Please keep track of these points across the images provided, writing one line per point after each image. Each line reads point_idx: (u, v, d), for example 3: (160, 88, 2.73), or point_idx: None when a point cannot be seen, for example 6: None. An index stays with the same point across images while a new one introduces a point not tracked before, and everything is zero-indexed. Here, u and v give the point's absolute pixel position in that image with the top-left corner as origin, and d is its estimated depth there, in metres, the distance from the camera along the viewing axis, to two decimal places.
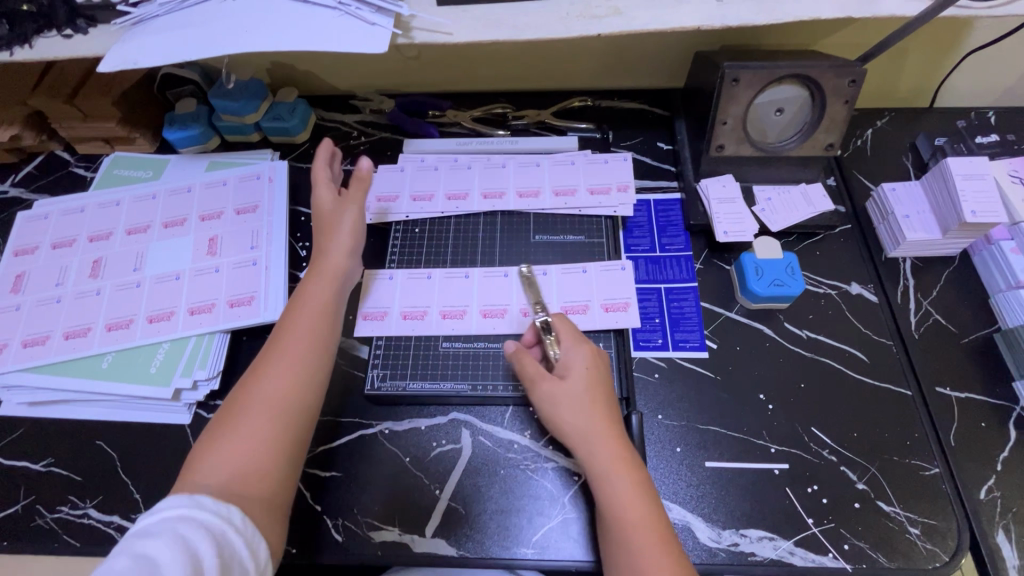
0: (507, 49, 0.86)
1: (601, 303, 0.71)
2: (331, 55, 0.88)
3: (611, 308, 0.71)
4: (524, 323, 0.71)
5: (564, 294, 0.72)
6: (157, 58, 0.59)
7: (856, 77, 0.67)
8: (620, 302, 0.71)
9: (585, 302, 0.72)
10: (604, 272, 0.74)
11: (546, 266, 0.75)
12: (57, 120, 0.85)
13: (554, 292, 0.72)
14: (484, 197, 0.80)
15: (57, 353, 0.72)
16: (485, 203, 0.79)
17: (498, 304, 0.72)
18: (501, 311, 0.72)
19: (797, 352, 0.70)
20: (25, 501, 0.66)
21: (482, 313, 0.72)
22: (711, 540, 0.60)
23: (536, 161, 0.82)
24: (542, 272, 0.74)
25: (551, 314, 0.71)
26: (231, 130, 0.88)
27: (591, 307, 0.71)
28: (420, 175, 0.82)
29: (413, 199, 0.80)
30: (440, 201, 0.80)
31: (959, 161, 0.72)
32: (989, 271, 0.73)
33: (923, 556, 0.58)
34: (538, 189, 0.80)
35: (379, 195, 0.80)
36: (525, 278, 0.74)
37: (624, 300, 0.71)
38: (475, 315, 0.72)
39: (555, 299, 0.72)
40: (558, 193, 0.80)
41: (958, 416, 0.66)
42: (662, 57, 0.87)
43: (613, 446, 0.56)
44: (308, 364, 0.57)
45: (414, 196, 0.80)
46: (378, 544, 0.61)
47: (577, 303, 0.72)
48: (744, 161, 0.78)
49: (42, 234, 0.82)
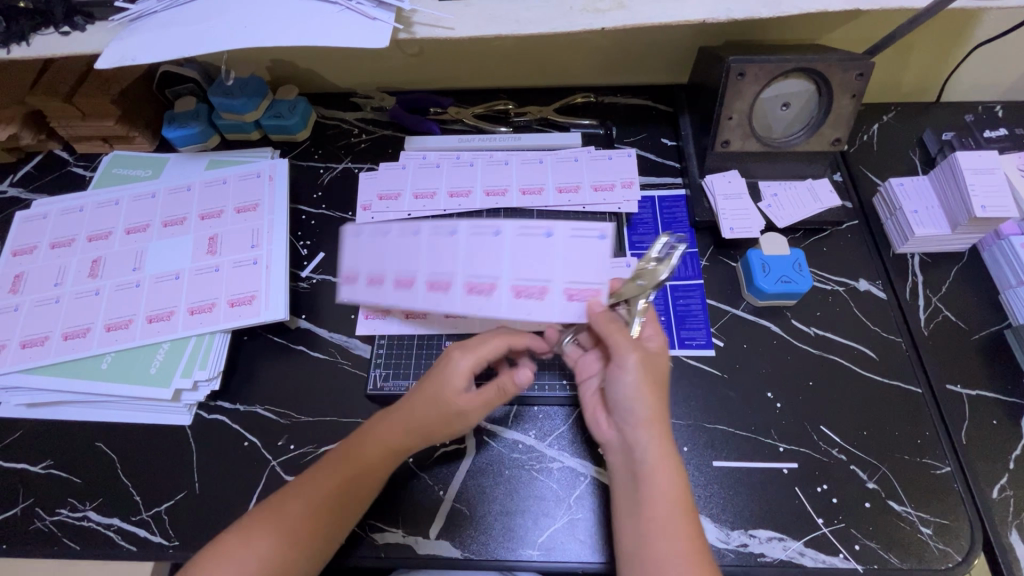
0: (509, 45, 0.85)
1: (564, 288, 0.56)
2: (331, 52, 0.88)
3: (576, 296, 0.56)
4: (465, 302, 0.57)
5: (471, 268, 0.58)
6: (155, 54, 0.58)
7: (864, 71, 0.66)
8: (590, 292, 0.56)
9: (544, 284, 0.56)
10: (574, 235, 0.56)
11: (455, 220, 0.59)
12: (56, 119, 0.84)
13: (506, 264, 0.57)
14: (515, 294, 0.56)
15: (56, 354, 0.71)
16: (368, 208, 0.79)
17: (442, 274, 0.58)
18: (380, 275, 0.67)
19: (805, 349, 0.69)
20: (24, 503, 0.65)
21: (372, 279, 0.59)
22: (719, 541, 0.59)
23: (546, 229, 0.57)
24: (494, 230, 0.58)
25: (456, 289, 0.57)
26: (231, 128, 0.87)
27: (550, 291, 0.56)
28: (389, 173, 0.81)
29: (380, 198, 0.80)
30: (374, 204, 0.79)
31: (968, 155, 0.71)
32: (999, 267, 0.72)
33: (935, 556, 0.57)
34: (546, 287, 0.56)
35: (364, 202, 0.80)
36: (433, 235, 0.59)
37: (594, 288, 0.56)
38: (388, 285, 0.58)
39: (507, 273, 0.57)
40: (520, 292, 0.56)
41: (969, 413, 0.65)
42: (666, 52, 0.86)
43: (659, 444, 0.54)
44: (367, 479, 0.57)
45: (381, 196, 0.80)
46: (381, 546, 0.60)
47: (481, 281, 0.57)
48: (749, 156, 0.77)
49: (41, 234, 0.81)
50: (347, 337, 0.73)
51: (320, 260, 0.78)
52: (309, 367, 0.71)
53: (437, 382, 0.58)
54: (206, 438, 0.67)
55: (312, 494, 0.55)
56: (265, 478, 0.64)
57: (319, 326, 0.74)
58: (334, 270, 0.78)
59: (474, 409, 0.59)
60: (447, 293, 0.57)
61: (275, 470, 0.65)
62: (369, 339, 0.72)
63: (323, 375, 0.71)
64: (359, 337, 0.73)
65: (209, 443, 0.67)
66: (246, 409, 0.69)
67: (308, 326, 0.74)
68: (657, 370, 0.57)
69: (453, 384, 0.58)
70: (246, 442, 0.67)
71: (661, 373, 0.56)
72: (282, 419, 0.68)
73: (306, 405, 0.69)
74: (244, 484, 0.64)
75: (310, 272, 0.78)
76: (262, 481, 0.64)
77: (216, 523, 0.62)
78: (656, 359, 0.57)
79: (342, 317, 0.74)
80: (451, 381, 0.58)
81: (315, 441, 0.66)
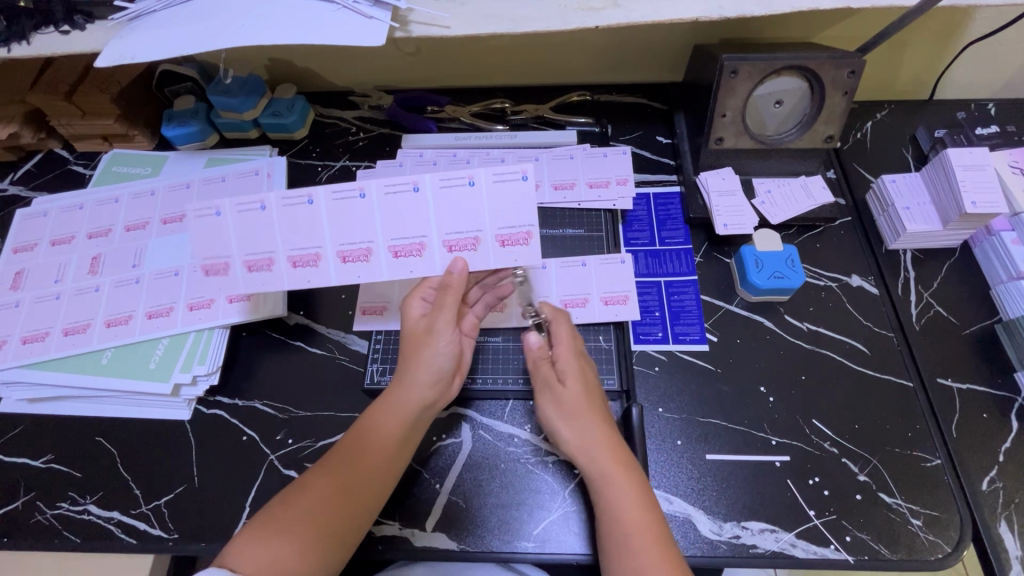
0: (505, 44, 0.86)
1: (496, 236, 0.63)
2: (329, 50, 0.88)
3: (509, 241, 0.63)
4: (395, 266, 0.65)
5: (392, 230, 0.64)
6: (154, 53, 0.59)
7: (855, 68, 0.67)
8: (520, 235, 0.63)
9: (475, 236, 0.63)
10: (498, 180, 0.62)
11: (362, 185, 0.63)
12: (56, 118, 0.84)
13: (432, 224, 0.63)
14: (448, 248, 0.64)
15: (56, 350, 0.72)
16: (251, 276, 0.67)
17: (412, 240, 0.64)
18: (267, 262, 0.67)
19: (798, 344, 0.70)
20: (25, 497, 0.66)
21: (291, 261, 0.66)
22: (712, 533, 0.59)
23: (468, 180, 0.62)
24: (413, 187, 0.63)
25: (377, 257, 0.65)
26: (229, 126, 0.88)
27: (483, 240, 0.63)
28: (244, 221, 0.66)
29: (249, 267, 0.67)
30: (239, 270, 0.67)
31: (960, 152, 0.72)
32: (990, 263, 0.73)
33: (925, 547, 0.58)
34: (477, 238, 0.63)
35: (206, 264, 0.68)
36: (337, 205, 0.64)
37: (525, 230, 0.63)
38: (385, 254, 0.65)
39: (434, 232, 0.64)
40: (454, 247, 0.64)
41: (960, 406, 0.65)
42: (661, 50, 0.87)
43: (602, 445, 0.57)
44: (381, 457, 0.58)
45: (247, 262, 0.67)
46: (379, 538, 0.61)
47: (408, 244, 0.64)
48: (743, 154, 0.77)
49: (41, 231, 0.82)
50: (345, 333, 0.74)
51: None
52: (308, 362, 0.72)
53: (416, 342, 0.63)
54: (206, 432, 0.68)
55: (329, 482, 0.56)
56: (263, 472, 0.65)
57: (317, 322, 0.75)
58: None
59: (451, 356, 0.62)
60: (369, 260, 0.65)
61: (273, 464, 0.65)
62: (366, 335, 0.73)
63: (321, 370, 0.71)
64: (357, 333, 0.73)
65: (208, 437, 0.68)
66: (245, 404, 0.70)
67: (307, 322, 0.75)
68: (577, 399, 0.59)
69: (427, 344, 0.62)
70: (245, 436, 0.68)
71: (570, 405, 0.59)
72: (281, 413, 0.69)
73: (304, 400, 0.69)
74: (243, 477, 0.65)
75: None
76: (260, 474, 0.65)
77: (215, 516, 0.63)
78: (564, 391, 0.60)
79: (340, 313, 0.75)
80: (427, 343, 0.62)
81: (313, 435, 0.67)
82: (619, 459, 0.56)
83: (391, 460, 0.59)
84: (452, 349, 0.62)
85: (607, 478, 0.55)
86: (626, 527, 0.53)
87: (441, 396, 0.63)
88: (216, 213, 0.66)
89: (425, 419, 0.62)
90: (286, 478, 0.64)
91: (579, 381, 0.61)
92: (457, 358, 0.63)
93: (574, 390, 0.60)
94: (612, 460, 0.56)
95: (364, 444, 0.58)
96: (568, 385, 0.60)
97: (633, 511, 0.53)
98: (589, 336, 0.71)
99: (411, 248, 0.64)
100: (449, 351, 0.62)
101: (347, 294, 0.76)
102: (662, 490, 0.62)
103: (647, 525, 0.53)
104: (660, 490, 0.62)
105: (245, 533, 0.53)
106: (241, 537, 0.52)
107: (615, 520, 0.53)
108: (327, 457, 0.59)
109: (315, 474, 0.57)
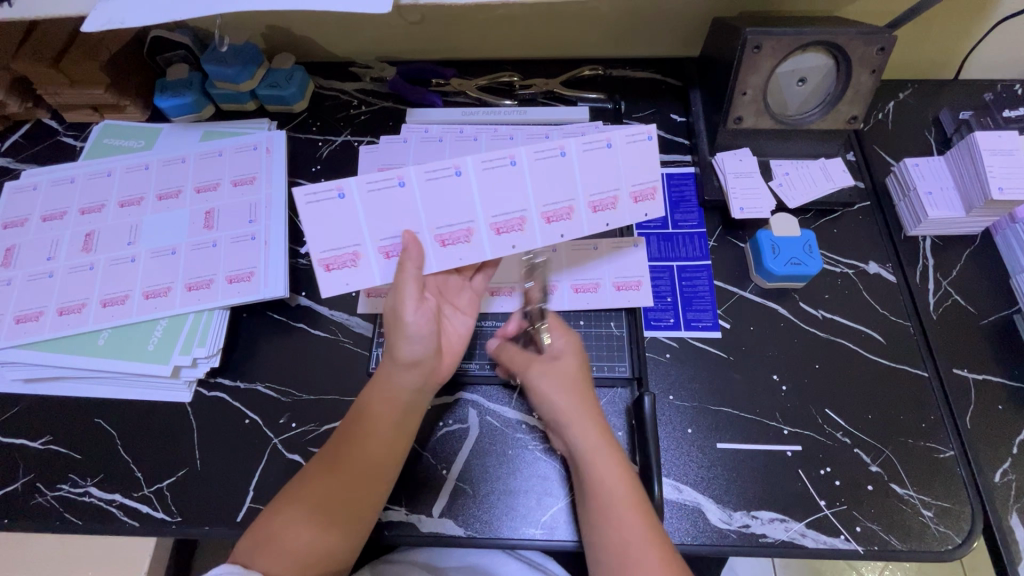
0: (514, 13, 0.82)
1: (629, 192, 0.63)
2: (330, 20, 0.84)
3: (640, 197, 0.63)
4: (548, 233, 0.62)
5: (544, 196, 0.61)
6: (147, 17, 0.55)
7: (885, 45, 0.64)
8: (649, 189, 0.63)
9: (614, 194, 0.62)
10: (630, 142, 0.61)
11: (562, 142, 0.60)
12: (43, 86, 0.80)
13: (580, 184, 0.61)
14: (593, 209, 0.62)
15: (51, 330, 0.69)
16: (388, 262, 0.60)
17: (560, 203, 0.61)
18: (464, 234, 0.61)
19: (813, 332, 0.69)
20: (25, 479, 0.65)
21: (381, 253, 0.60)
22: (722, 522, 0.59)
23: (606, 141, 0.60)
24: (560, 151, 0.60)
25: (531, 224, 0.61)
26: (225, 97, 0.84)
27: (620, 198, 0.62)
28: (378, 200, 0.58)
29: (441, 242, 0.60)
30: (372, 259, 0.59)
31: (988, 136, 0.69)
32: (1012, 251, 0.71)
33: (935, 538, 0.58)
34: (616, 195, 0.62)
35: (326, 259, 0.59)
36: (432, 186, 0.59)
37: (651, 185, 0.63)
38: (537, 221, 0.61)
39: (580, 194, 0.61)
40: (597, 207, 0.62)
41: (975, 398, 0.64)
42: (678, 23, 0.83)
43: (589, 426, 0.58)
44: (382, 447, 0.56)
45: (382, 249, 0.59)
46: (385, 524, 0.60)
47: (560, 208, 0.61)
48: (763, 134, 0.75)
49: (31, 206, 0.79)
50: (349, 315, 0.72)
51: None
52: (310, 345, 0.70)
53: (390, 329, 0.58)
54: (206, 415, 0.67)
55: (327, 473, 0.55)
56: (266, 456, 0.64)
57: (319, 303, 0.73)
58: None
59: (425, 334, 0.57)
60: (524, 229, 0.62)
61: (277, 448, 0.64)
62: (370, 318, 0.71)
63: (322, 353, 0.70)
64: (360, 315, 0.71)
65: (209, 419, 0.66)
66: (246, 386, 0.68)
67: (308, 303, 0.73)
68: (565, 375, 0.61)
69: (398, 331, 0.57)
70: (246, 420, 0.66)
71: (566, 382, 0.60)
72: (282, 397, 0.67)
73: (305, 384, 0.68)
74: (245, 461, 0.64)
75: None
76: (263, 458, 0.64)
77: (218, 500, 0.62)
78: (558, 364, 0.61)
79: (343, 295, 0.73)
80: (398, 328, 0.57)
81: (317, 419, 0.66)
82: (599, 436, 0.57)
83: (389, 445, 0.57)
84: (428, 327, 0.58)
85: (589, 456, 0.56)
86: (604, 505, 0.54)
87: (433, 375, 0.59)
88: (338, 194, 0.57)
89: (420, 403, 0.59)
90: (288, 462, 0.63)
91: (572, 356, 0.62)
92: (433, 334, 0.58)
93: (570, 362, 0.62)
94: (592, 437, 0.57)
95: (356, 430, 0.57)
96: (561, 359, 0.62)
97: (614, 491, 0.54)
98: (600, 323, 0.69)
99: (559, 213, 0.61)
100: (421, 331, 0.57)
101: None
102: (672, 479, 0.61)
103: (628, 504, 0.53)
104: (670, 479, 0.61)
105: (257, 521, 0.54)
106: (249, 533, 0.52)
107: (592, 497, 0.55)
108: (326, 445, 0.58)
109: (312, 463, 0.56)
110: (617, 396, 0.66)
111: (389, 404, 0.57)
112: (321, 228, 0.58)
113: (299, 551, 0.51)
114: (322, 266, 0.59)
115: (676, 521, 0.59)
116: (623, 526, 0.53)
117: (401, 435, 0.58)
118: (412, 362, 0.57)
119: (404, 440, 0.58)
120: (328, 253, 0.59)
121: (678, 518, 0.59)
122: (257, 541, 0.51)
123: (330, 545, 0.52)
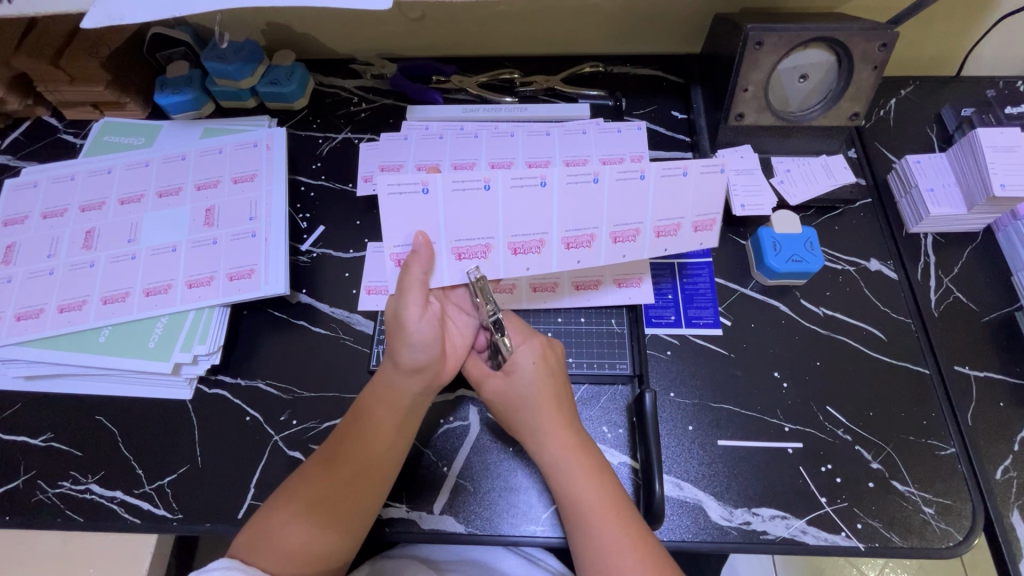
0: (514, 10, 0.82)
1: (691, 221, 0.62)
2: (329, 17, 0.84)
3: (699, 227, 0.62)
4: (613, 252, 0.62)
5: (616, 216, 0.61)
6: (146, 13, 0.55)
7: (887, 41, 0.64)
8: (710, 220, 0.62)
9: (677, 222, 0.62)
10: (705, 172, 0.61)
11: (644, 165, 0.60)
12: (44, 84, 0.80)
13: (650, 207, 0.61)
14: (657, 234, 0.62)
15: (52, 327, 0.69)
16: (458, 264, 0.60)
17: (630, 224, 0.62)
18: (537, 244, 0.61)
19: (813, 328, 0.68)
20: (25, 476, 0.65)
21: (454, 253, 0.60)
22: (723, 519, 0.59)
23: (683, 170, 0.60)
24: (640, 175, 0.60)
25: (599, 242, 0.62)
26: (226, 94, 0.84)
27: (682, 226, 0.62)
28: (460, 200, 0.58)
29: (514, 250, 0.61)
30: (444, 261, 0.60)
31: (990, 132, 0.69)
32: (1013, 248, 0.71)
33: (936, 534, 0.58)
34: (679, 223, 0.62)
35: (398, 254, 0.59)
36: (516, 194, 0.59)
37: (712, 216, 0.62)
38: (605, 240, 0.62)
39: (649, 217, 0.61)
40: (660, 232, 0.62)
41: (976, 394, 0.64)
42: (679, 19, 0.82)
43: (554, 434, 0.57)
44: (382, 450, 0.56)
45: (455, 249, 0.60)
46: (386, 521, 0.60)
47: (629, 229, 0.62)
48: (764, 131, 0.74)
49: (31, 203, 0.79)
50: (350, 313, 0.72)
51: (320, 233, 0.77)
52: (310, 342, 0.70)
53: (391, 333, 0.57)
54: (207, 412, 0.67)
55: (326, 474, 0.55)
56: (266, 454, 0.64)
57: (320, 300, 0.73)
58: (335, 244, 0.76)
59: (429, 343, 0.56)
60: (592, 246, 0.62)
61: (278, 445, 0.64)
62: (370, 315, 0.71)
63: (323, 350, 0.70)
64: (361, 313, 0.71)
65: (210, 416, 0.66)
66: (247, 383, 0.68)
67: (308, 300, 0.73)
68: (518, 394, 0.58)
69: (400, 336, 0.56)
70: (247, 417, 0.66)
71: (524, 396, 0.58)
72: (283, 394, 0.67)
73: (306, 381, 0.68)
74: (245, 458, 0.64)
75: (310, 246, 0.76)
76: (263, 455, 0.64)
77: (219, 496, 0.62)
78: (514, 382, 0.58)
79: (343, 291, 0.73)
80: (399, 333, 0.56)
81: (318, 416, 0.66)
82: (568, 441, 0.57)
83: (388, 447, 0.57)
84: (431, 335, 0.56)
85: (559, 463, 0.56)
86: (583, 510, 0.53)
87: (433, 380, 0.59)
88: (422, 188, 0.57)
89: (422, 405, 0.59)
90: (289, 459, 0.63)
91: (532, 367, 0.59)
92: (438, 342, 0.57)
93: (525, 379, 0.58)
94: (563, 442, 0.56)
95: (355, 432, 0.56)
96: (519, 372, 0.58)
97: (590, 496, 0.54)
98: (601, 320, 0.69)
99: (625, 233, 0.62)
100: (425, 339, 0.56)
101: (350, 272, 0.74)
102: (673, 476, 0.61)
103: (604, 509, 0.53)
104: (671, 477, 0.61)
105: (254, 519, 0.53)
106: (247, 530, 0.53)
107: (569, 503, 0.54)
108: (324, 445, 0.58)
109: (308, 463, 0.57)
110: (618, 392, 0.66)
111: (388, 407, 0.57)
112: (396, 221, 0.58)
113: (297, 550, 0.51)
114: (392, 260, 0.59)
115: (677, 518, 0.59)
116: (596, 530, 0.52)
117: (401, 437, 0.57)
118: (417, 367, 0.57)
119: (403, 442, 0.58)
120: (400, 248, 0.59)
121: (679, 515, 0.59)
122: (256, 539, 0.51)
123: (329, 545, 0.52)
